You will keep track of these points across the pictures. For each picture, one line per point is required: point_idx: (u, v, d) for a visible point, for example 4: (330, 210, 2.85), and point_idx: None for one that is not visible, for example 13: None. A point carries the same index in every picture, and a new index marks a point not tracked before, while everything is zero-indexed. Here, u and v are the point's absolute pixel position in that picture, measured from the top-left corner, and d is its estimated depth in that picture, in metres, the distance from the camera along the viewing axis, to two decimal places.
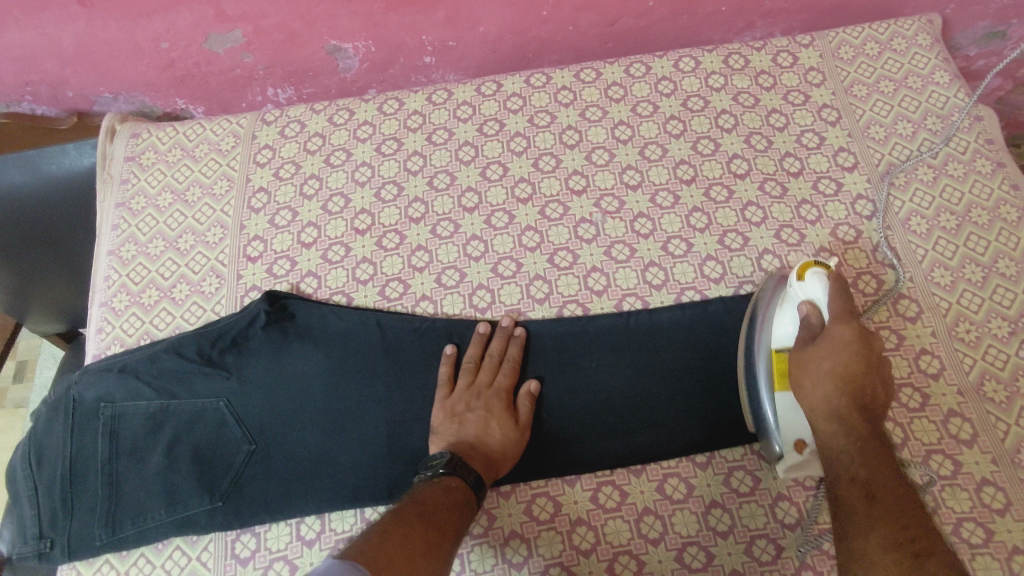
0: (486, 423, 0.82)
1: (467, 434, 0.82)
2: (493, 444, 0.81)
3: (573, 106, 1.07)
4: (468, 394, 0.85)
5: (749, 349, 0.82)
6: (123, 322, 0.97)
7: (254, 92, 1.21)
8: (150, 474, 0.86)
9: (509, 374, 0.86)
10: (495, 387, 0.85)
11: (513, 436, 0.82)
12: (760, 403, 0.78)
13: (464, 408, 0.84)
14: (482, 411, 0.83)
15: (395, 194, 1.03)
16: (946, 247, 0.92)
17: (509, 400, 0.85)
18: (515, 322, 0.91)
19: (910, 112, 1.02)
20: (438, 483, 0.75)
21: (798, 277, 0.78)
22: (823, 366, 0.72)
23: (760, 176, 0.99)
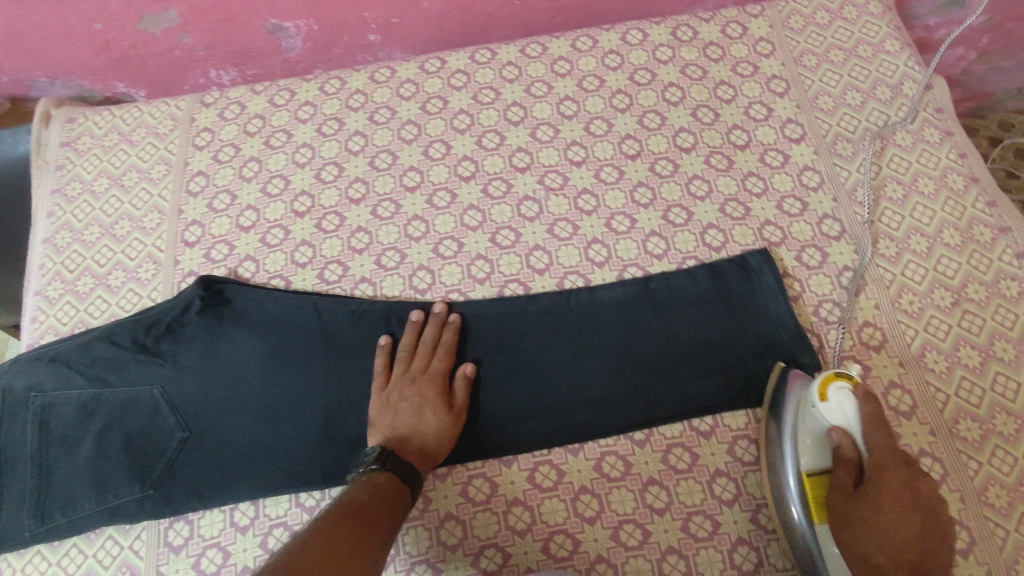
0: (420, 411, 0.79)
1: (401, 424, 0.79)
2: (429, 433, 0.79)
3: (518, 81, 1.05)
4: (402, 382, 0.82)
5: (773, 466, 0.76)
6: (57, 311, 0.95)
7: (195, 74, 1.18)
8: (80, 464, 0.84)
9: (444, 359, 0.83)
10: (430, 373, 0.82)
11: (448, 422, 0.80)
12: (796, 532, 0.72)
13: (397, 398, 0.81)
14: (415, 399, 0.80)
15: (336, 175, 1.00)
16: (892, 218, 0.90)
17: (444, 385, 0.82)
18: (449, 308, 0.88)
19: (860, 82, 1.00)
20: (366, 480, 0.71)
21: (819, 394, 0.72)
22: (872, 515, 0.66)
23: (706, 149, 0.97)
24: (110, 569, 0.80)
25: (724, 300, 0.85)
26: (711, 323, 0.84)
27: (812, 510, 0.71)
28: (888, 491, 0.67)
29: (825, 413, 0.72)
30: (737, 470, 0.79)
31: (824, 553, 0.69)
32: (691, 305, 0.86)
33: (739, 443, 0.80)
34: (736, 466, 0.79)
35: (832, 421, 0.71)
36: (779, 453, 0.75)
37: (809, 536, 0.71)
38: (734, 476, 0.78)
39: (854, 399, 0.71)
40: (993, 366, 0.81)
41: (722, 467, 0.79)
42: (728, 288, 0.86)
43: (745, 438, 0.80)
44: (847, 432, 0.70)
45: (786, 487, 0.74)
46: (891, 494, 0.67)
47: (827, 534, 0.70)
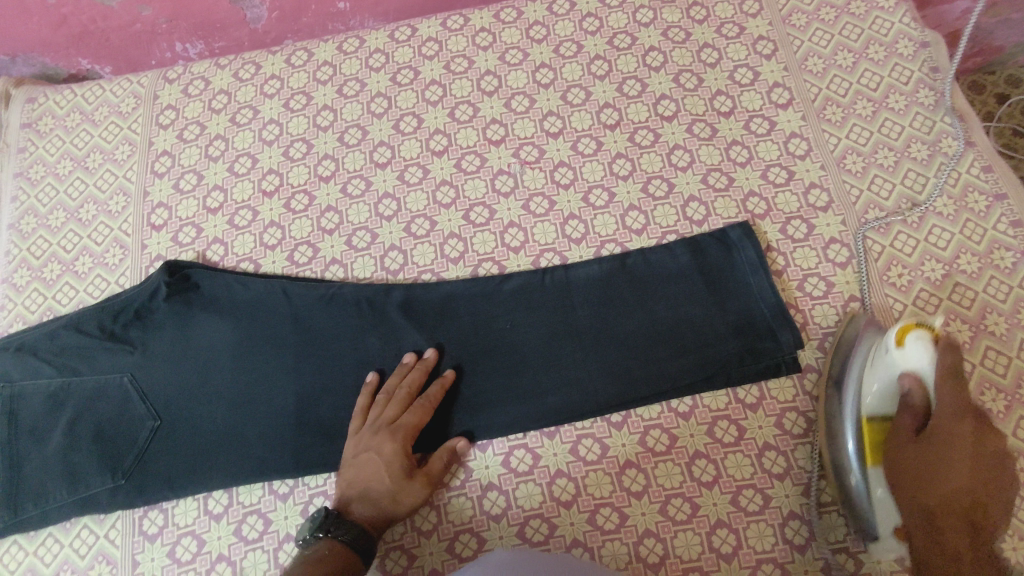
0: (377, 472, 0.73)
1: (356, 481, 0.73)
2: (384, 497, 0.72)
3: (492, 49, 1.00)
4: (369, 434, 0.76)
5: (834, 406, 0.75)
6: (25, 299, 0.93)
7: (161, 48, 1.13)
8: (52, 454, 0.83)
9: (416, 415, 0.77)
10: (396, 428, 0.75)
11: (408, 487, 0.73)
12: (847, 472, 0.72)
13: (359, 452, 0.75)
14: (374, 457, 0.74)
15: (304, 152, 0.97)
16: (882, 186, 0.86)
17: (409, 444, 0.75)
18: (441, 356, 0.82)
19: (851, 41, 0.95)
20: (309, 556, 0.67)
21: (897, 340, 0.67)
22: (927, 461, 0.63)
23: (688, 117, 0.93)
24: (85, 559, 0.79)
25: (706, 274, 0.82)
26: (691, 298, 0.81)
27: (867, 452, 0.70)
28: (949, 443, 0.63)
29: (900, 359, 0.66)
30: (717, 452, 0.77)
31: (872, 494, 0.69)
32: (671, 281, 0.82)
33: (719, 424, 0.78)
34: (717, 448, 0.77)
35: (904, 369, 0.66)
36: (842, 393, 0.74)
37: (859, 477, 0.70)
38: (714, 457, 0.77)
39: (932, 348, 0.65)
40: (984, 341, 0.78)
41: (702, 449, 0.77)
42: (711, 263, 0.83)
43: (725, 419, 0.78)
44: (918, 379, 0.65)
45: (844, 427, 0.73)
46: (952, 447, 0.63)
47: (878, 477, 0.69)
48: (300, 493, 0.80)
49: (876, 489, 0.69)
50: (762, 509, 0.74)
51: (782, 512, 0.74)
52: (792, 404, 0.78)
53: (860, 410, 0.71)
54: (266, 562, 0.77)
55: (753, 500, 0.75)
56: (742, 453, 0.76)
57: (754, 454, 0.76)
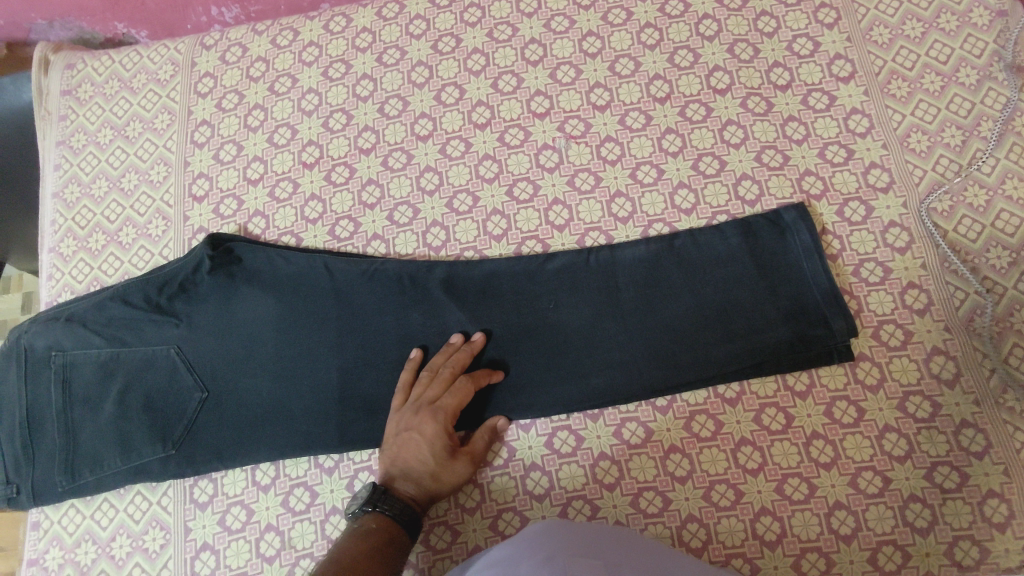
0: (418, 451, 0.73)
1: (398, 458, 0.73)
2: (426, 474, 0.73)
3: (537, 16, 0.96)
4: (410, 413, 0.75)
5: None
6: (72, 269, 0.94)
7: (196, 13, 1.08)
8: (104, 423, 0.85)
9: (457, 396, 0.76)
10: (437, 408, 0.75)
11: (449, 466, 0.74)
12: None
13: (401, 428, 0.75)
14: (415, 437, 0.73)
15: (344, 123, 0.95)
16: (948, 166, 0.83)
17: (449, 425, 0.75)
18: (487, 339, 0.81)
19: (921, 9, 0.89)
20: (355, 529, 0.68)
21: None
22: None
23: (742, 91, 0.89)
24: (140, 523, 0.83)
25: (760, 256, 0.79)
26: (743, 282, 0.78)
27: None
28: None
29: None
30: (763, 439, 0.76)
31: None
32: (721, 264, 0.80)
33: (767, 411, 0.77)
34: (763, 435, 0.76)
35: None
36: None
37: None
38: (760, 445, 0.76)
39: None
40: None
41: (747, 436, 0.76)
42: (766, 246, 0.80)
43: (773, 406, 0.77)
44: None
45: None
46: None
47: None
48: (345, 467, 0.81)
49: None
50: (808, 498, 0.74)
51: (828, 502, 0.73)
52: (843, 393, 0.77)
53: None
54: (313, 533, 0.79)
55: (799, 488, 0.74)
56: (789, 441, 0.76)
57: (802, 443, 0.75)
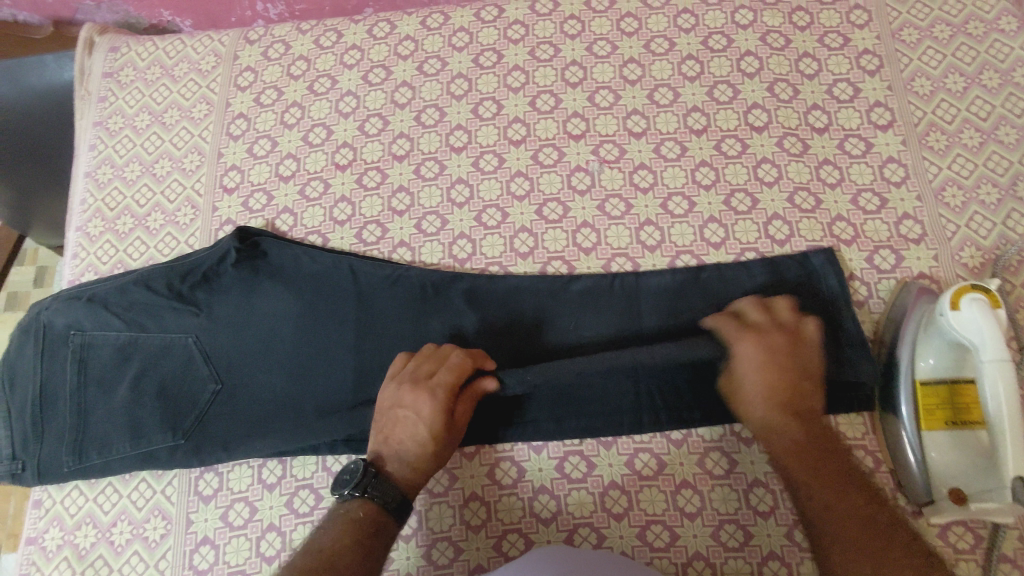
0: (415, 430, 0.71)
1: (392, 438, 0.71)
2: (425, 453, 0.71)
3: (580, 39, 0.96)
4: (405, 388, 0.72)
5: (885, 367, 0.76)
6: (97, 250, 0.95)
7: (242, 6, 1.08)
8: (117, 407, 0.84)
9: (454, 374, 0.72)
10: (435, 386, 0.71)
11: (447, 439, 0.72)
12: (895, 423, 0.74)
13: (396, 406, 0.72)
14: (411, 416, 0.71)
15: (380, 128, 0.95)
16: (982, 224, 0.82)
17: (449, 399, 0.72)
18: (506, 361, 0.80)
19: (964, 64, 0.89)
20: (339, 515, 0.67)
21: (951, 303, 0.69)
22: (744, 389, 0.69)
23: (780, 130, 0.89)
24: (142, 511, 0.82)
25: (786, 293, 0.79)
26: None
27: (923, 416, 0.72)
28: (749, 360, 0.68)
29: (956, 322, 0.69)
30: (776, 482, 0.75)
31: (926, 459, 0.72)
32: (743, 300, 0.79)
33: None
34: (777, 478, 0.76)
35: (960, 331, 0.68)
36: (893, 358, 0.75)
37: (913, 440, 0.72)
38: (773, 487, 0.75)
39: (988, 310, 0.68)
40: None
41: (760, 477, 0.76)
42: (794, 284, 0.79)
43: None
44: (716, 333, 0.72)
45: (895, 382, 0.74)
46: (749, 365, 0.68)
47: (933, 440, 0.72)
48: None
49: (933, 456, 0.71)
50: None
51: None
52: (861, 442, 0.76)
53: (914, 376, 0.73)
54: None
55: None
56: None
57: None
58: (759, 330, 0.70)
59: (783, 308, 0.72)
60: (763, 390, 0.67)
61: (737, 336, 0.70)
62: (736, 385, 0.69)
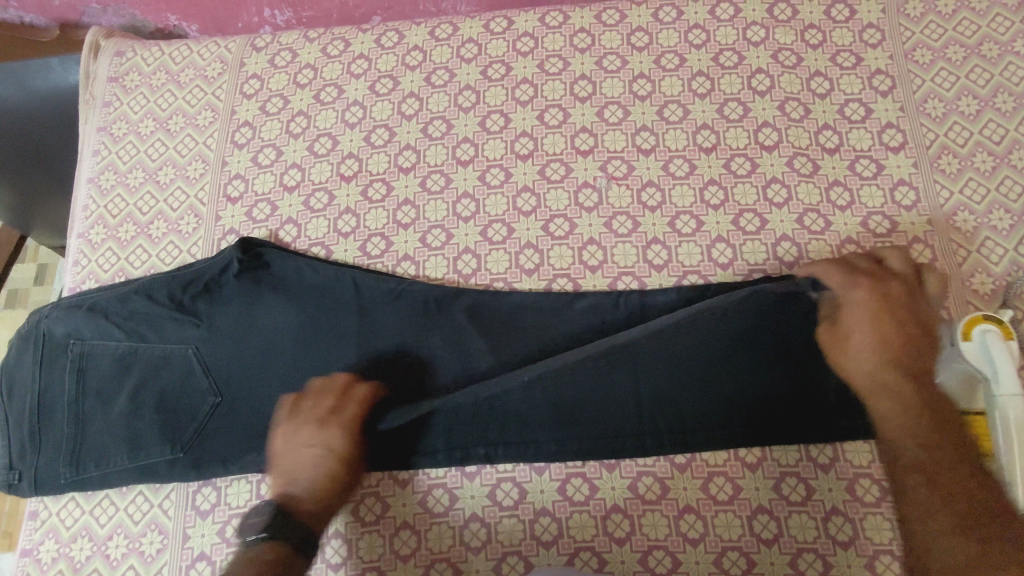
0: (325, 467, 0.72)
1: (301, 476, 0.71)
2: (329, 486, 0.72)
3: (590, 52, 0.96)
4: (313, 427, 0.73)
5: None
6: (99, 257, 0.94)
7: (249, 12, 1.07)
8: (115, 418, 0.84)
9: (360, 407, 0.75)
10: (344, 421, 0.73)
11: (354, 472, 0.74)
12: None
13: (301, 443, 0.72)
14: (322, 454, 0.72)
15: (386, 139, 0.94)
16: (993, 249, 0.81)
17: (358, 432, 0.74)
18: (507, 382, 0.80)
19: (978, 87, 0.88)
20: (246, 557, 0.64)
21: (963, 334, 0.70)
22: (850, 335, 0.67)
23: (790, 150, 0.88)
24: (139, 525, 0.82)
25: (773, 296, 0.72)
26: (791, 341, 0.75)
27: None
28: (858, 303, 0.67)
29: (968, 352, 0.69)
30: (781, 509, 0.75)
31: None
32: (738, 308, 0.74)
33: (787, 481, 0.75)
34: (782, 505, 0.75)
35: (973, 362, 0.69)
36: None
37: None
38: (778, 515, 0.74)
39: (1000, 342, 0.68)
40: None
41: (765, 504, 0.75)
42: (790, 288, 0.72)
43: (794, 476, 0.75)
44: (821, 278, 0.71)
45: None
46: (858, 307, 0.67)
47: None
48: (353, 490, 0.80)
49: None
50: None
51: None
52: (867, 470, 0.75)
53: None
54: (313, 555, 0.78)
55: (813, 564, 0.73)
56: (808, 515, 0.74)
57: (821, 518, 0.74)
58: (875, 278, 0.69)
59: (897, 259, 0.71)
60: (878, 340, 0.65)
61: (853, 282, 0.68)
62: (844, 332, 0.67)
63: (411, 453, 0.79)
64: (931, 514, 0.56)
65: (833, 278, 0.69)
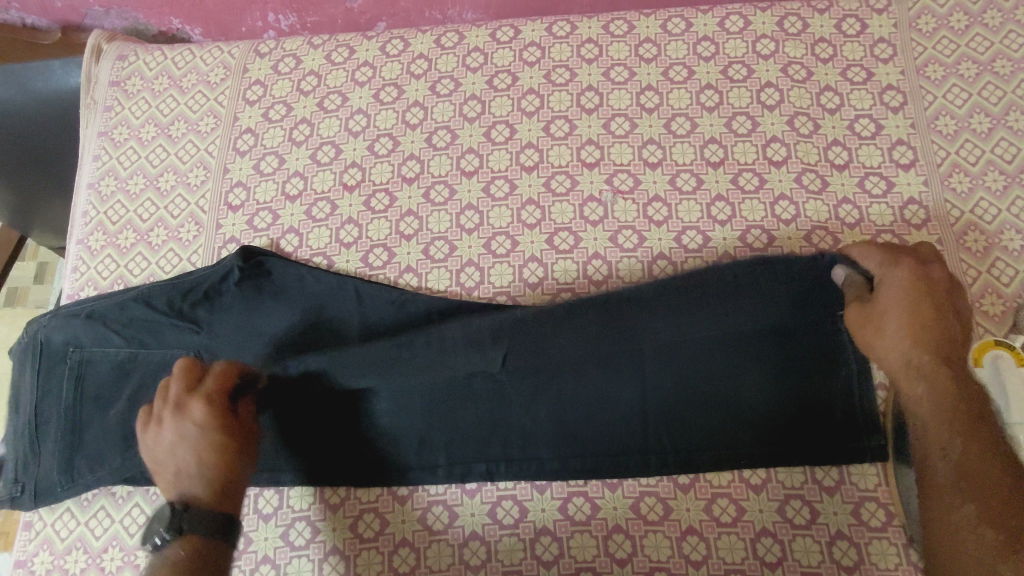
0: (199, 453, 0.69)
1: (185, 469, 0.69)
2: (218, 463, 0.69)
3: (597, 63, 0.95)
4: (170, 420, 0.70)
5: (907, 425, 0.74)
6: (98, 264, 0.93)
7: (253, 17, 1.06)
8: (114, 429, 0.82)
9: (212, 384, 0.71)
10: (198, 400, 0.70)
11: (235, 443, 0.70)
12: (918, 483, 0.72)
13: (166, 439, 0.70)
14: (190, 441, 0.69)
15: (389, 149, 0.93)
16: (1004, 270, 0.80)
17: (221, 404, 0.70)
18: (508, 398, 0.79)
19: (990, 104, 0.87)
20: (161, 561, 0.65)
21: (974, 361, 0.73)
22: (887, 316, 0.66)
23: (798, 166, 0.87)
24: (134, 538, 0.81)
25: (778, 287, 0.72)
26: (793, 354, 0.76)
27: None
28: (897, 284, 0.67)
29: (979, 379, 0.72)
30: (786, 532, 0.74)
31: None
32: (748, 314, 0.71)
33: (791, 503, 0.74)
34: (786, 528, 0.74)
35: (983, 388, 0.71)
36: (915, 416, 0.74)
37: None
38: (782, 538, 0.73)
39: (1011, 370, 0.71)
40: None
41: (769, 527, 0.74)
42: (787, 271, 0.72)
43: (799, 498, 0.74)
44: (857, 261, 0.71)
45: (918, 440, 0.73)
46: (898, 288, 0.67)
47: None
48: (351, 506, 0.79)
49: None
50: None
51: None
52: (873, 493, 0.74)
53: None
54: (311, 571, 0.77)
55: None
56: (812, 538, 0.73)
57: (825, 541, 0.73)
58: (915, 260, 0.69)
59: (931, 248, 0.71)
60: (914, 323, 0.66)
61: (895, 263, 0.68)
62: (880, 311, 0.67)
63: (410, 468, 0.79)
64: (955, 508, 0.61)
65: (872, 260, 0.69)
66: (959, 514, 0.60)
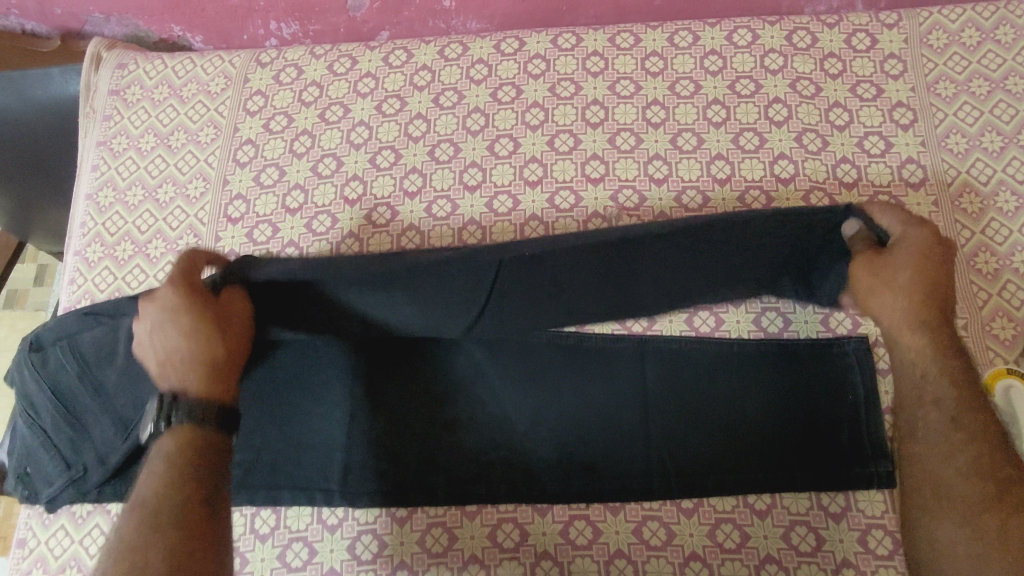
0: (175, 337, 0.66)
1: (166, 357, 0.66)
2: (196, 349, 0.66)
3: (603, 76, 0.93)
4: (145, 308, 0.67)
5: None
6: (96, 277, 0.92)
7: (255, 25, 1.05)
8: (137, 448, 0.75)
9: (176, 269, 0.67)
10: (164, 281, 0.66)
11: (209, 326, 0.66)
12: None
13: (142, 328, 0.67)
14: (163, 326, 0.65)
15: (391, 162, 0.92)
16: (1015, 293, 0.79)
17: (188, 283, 0.66)
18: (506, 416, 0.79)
19: (1002, 123, 0.86)
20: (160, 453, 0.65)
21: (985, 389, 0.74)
22: (903, 271, 0.67)
23: (807, 184, 0.86)
24: None
25: (782, 249, 0.72)
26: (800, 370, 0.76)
27: None
28: (916, 243, 0.67)
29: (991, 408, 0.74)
30: (790, 559, 0.72)
31: None
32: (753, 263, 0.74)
33: (797, 529, 0.73)
34: (791, 555, 0.72)
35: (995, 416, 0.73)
36: None
37: None
38: (786, 565, 0.72)
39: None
40: None
41: (773, 554, 0.73)
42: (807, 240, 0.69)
43: (804, 525, 0.73)
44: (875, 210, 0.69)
45: None
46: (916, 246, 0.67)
47: None
48: (349, 527, 0.77)
49: None
50: None
51: None
52: (880, 521, 0.72)
53: None
54: None
55: None
56: (817, 565, 0.72)
57: (831, 569, 0.71)
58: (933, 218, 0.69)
59: None
60: (927, 282, 0.68)
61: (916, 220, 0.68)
62: (892, 264, 0.68)
63: (409, 489, 0.77)
64: (957, 479, 0.64)
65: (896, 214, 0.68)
66: (952, 481, 0.64)
